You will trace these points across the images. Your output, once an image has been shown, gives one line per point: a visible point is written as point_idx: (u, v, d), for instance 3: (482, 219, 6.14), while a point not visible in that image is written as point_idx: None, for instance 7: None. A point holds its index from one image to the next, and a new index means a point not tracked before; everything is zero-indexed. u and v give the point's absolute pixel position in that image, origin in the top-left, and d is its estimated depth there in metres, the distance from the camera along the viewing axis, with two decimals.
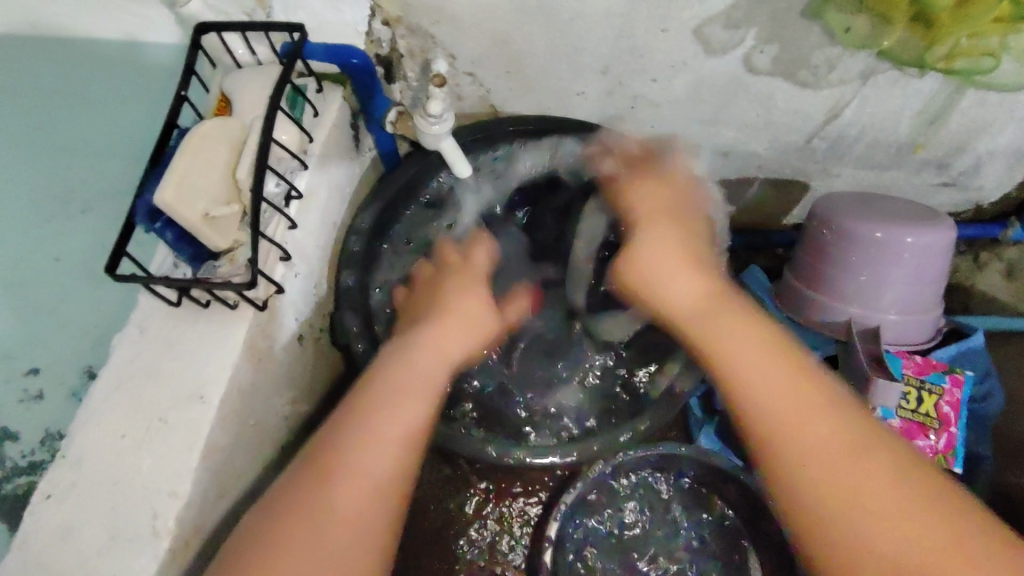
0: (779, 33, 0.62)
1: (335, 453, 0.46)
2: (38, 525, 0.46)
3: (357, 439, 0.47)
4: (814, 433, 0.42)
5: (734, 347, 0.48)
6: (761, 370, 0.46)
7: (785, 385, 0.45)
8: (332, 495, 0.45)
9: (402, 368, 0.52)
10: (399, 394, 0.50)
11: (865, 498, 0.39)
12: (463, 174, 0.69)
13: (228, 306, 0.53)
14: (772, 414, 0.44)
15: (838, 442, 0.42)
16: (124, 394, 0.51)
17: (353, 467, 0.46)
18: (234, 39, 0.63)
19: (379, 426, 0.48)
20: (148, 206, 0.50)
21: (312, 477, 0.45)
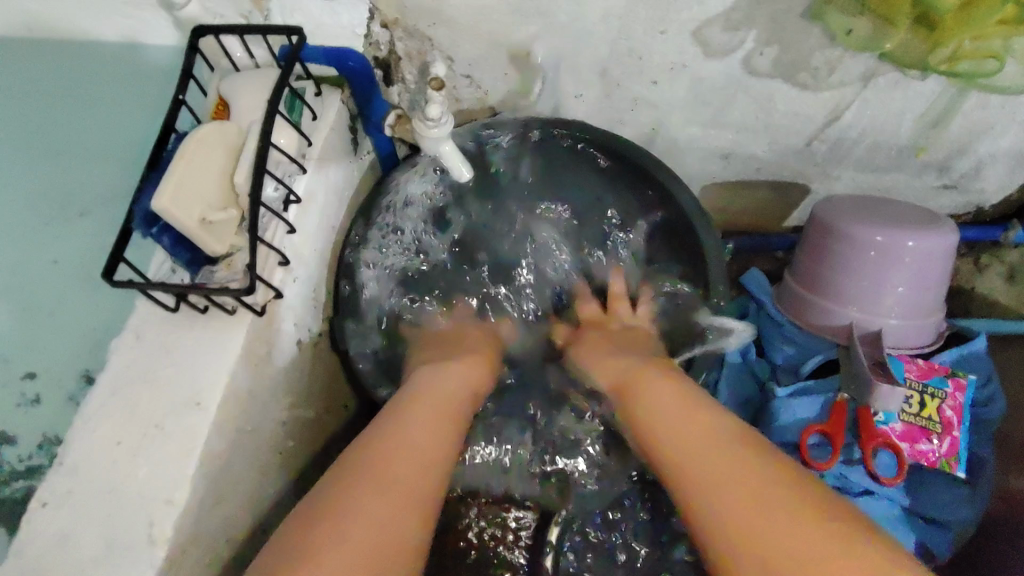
0: (779, 35, 0.62)
1: (359, 474, 0.49)
2: (34, 533, 0.46)
3: (389, 450, 0.51)
4: (718, 471, 0.47)
5: (665, 416, 0.54)
6: (683, 426, 0.52)
7: (703, 436, 0.50)
8: (374, 486, 0.47)
9: (411, 403, 0.57)
10: (420, 417, 0.55)
11: (769, 520, 0.43)
12: (464, 177, 0.69)
13: (226, 312, 0.53)
14: (693, 468, 0.49)
15: (740, 477, 0.46)
16: (120, 401, 0.51)
17: (390, 470, 0.49)
18: (232, 42, 0.62)
19: (403, 442, 0.52)
20: (144, 211, 0.49)
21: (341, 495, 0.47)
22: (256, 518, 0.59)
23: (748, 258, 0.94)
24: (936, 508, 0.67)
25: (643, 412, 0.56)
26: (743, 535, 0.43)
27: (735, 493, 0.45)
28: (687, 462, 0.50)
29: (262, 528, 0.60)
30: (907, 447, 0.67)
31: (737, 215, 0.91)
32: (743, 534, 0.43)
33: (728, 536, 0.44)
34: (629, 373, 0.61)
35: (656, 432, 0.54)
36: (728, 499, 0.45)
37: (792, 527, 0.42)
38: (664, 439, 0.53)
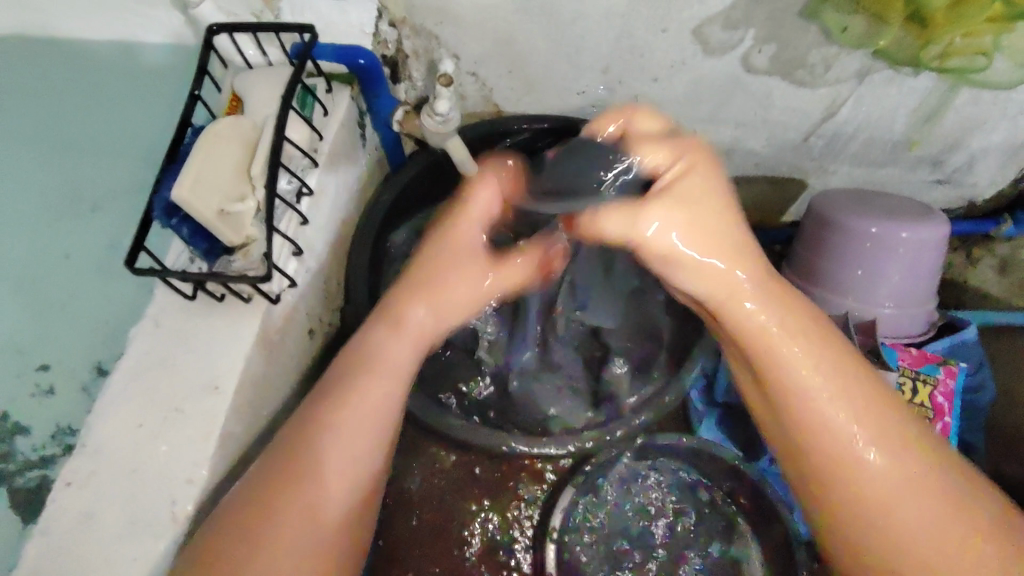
0: (777, 32, 0.64)
1: (327, 446, 0.47)
2: (59, 512, 0.48)
3: (323, 429, 0.47)
4: (891, 471, 0.45)
5: (823, 373, 0.47)
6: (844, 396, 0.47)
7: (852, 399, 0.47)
8: (301, 478, 0.46)
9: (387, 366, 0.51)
10: (366, 381, 0.49)
11: (922, 518, 0.44)
12: (469, 173, 0.70)
13: (242, 299, 0.55)
14: (855, 447, 0.46)
15: (909, 472, 0.45)
16: (141, 385, 0.52)
17: (328, 462, 0.46)
18: (245, 40, 0.64)
19: (352, 420, 0.48)
20: (165, 201, 0.51)
21: (314, 452, 0.47)
22: None
23: None
24: None
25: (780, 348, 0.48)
26: (891, 516, 0.45)
27: (895, 477, 0.45)
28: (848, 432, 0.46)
29: None
30: None
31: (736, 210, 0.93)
32: (882, 515, 0.44)
33: (873, 521, 0.45)
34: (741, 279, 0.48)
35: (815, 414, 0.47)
36: (897, 492, 0.44)
37: (944, 523, 0.44)
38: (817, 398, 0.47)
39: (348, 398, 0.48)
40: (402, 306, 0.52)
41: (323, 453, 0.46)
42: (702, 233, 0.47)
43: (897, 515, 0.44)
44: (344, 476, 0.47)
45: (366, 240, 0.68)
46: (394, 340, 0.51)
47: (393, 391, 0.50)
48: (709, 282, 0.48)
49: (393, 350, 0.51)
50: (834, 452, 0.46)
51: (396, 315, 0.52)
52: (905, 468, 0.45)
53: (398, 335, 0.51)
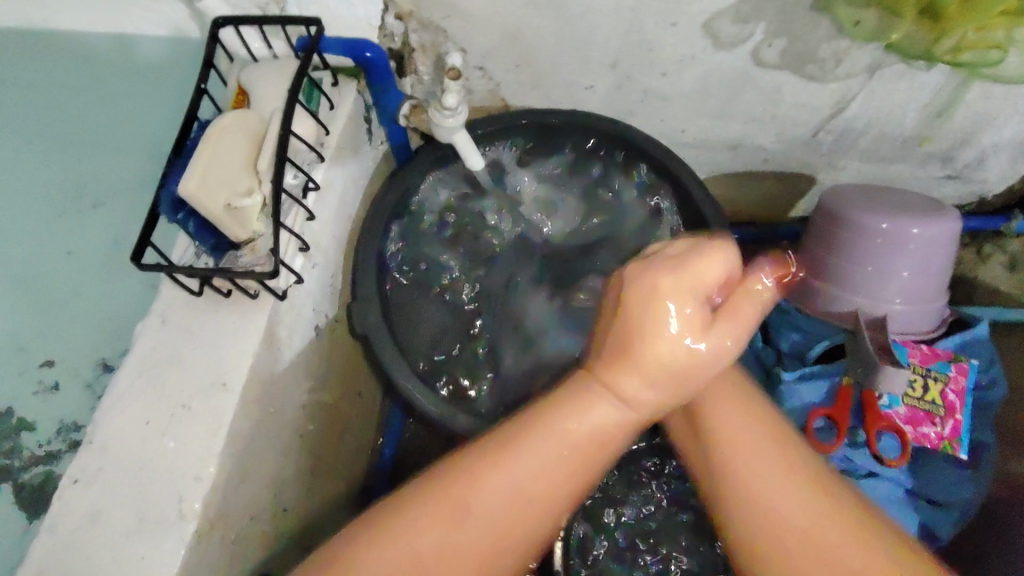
0: (788, 27, 0.63)
1: (474, 492, 0.40)
2: (67, 510, 0.47)
3: (488, 475, 0.40)
4: (762, 470, 0.42)
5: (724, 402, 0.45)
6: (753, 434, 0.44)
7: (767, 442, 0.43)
8: (439, 521, 0.40)
9: (572, 424, 0.41)
10: (553, 445, 0.41)
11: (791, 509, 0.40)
12: (476, 165, 0.70)
13: (249, 295, 0.54)
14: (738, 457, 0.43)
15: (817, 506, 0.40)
16: (148, 382, 0.52)
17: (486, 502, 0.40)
18: (250, 34, 0.64)
19: (524, 473, 0.40)
20: (171, 196, 0.51)
21: (451, 491, 0.40)
22: (277, 500, 0.60)
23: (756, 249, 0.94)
24: (939, 492, 0.69)
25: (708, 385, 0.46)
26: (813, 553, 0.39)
27: (768, 481, 0.41)
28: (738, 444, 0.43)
29: (282, 510, 0.61)
30: (912, 430, 0.69)
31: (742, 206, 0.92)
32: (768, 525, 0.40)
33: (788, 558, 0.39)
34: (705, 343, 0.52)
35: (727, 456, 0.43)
36: (759, 473, 0.42)
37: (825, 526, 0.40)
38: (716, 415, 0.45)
39: (537, 443, 0.41)
40: (613, 348, 0.42)
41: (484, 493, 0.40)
42: None
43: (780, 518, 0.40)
44: (492, 526, 0.40)
45: (372, 234, 0.67)
46: (602, 397, 0.42)
47: (583, 458, 0.41)
48: None
49: (593, 414, 0.41)
50: (723, 466, 0.43)
51: (610, 372, 0.42)
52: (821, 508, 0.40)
53: (604, 391, 0.42)
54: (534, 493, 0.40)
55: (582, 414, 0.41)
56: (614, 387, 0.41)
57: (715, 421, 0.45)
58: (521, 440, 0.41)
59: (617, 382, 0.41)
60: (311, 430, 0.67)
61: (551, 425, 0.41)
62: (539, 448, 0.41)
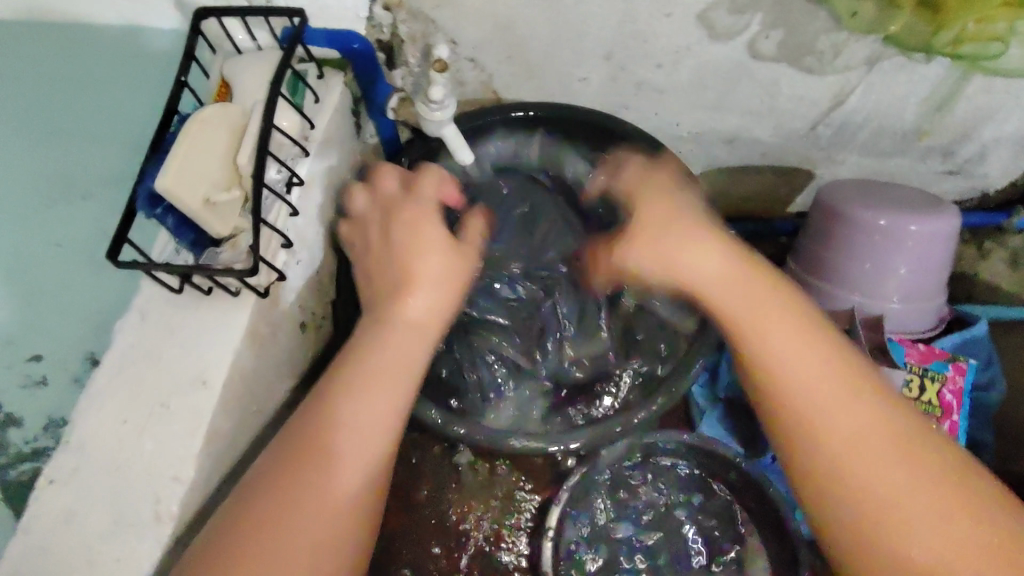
0: (785, 18, 0.61)
1: (325, 454, 0.46)
2: (42, 510, 0.47)
3: (319, 441, 0.47)
4: (857, 435, 0.45)
5: (747, 320, 0.51)
6: (802, 360, 0.49)
7: (823, 372, 0.48)
8: (279, 506, 0.44)
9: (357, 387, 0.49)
10: (381, 352, 0.51)
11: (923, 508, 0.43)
12: (464, 159, 0.69)
13: (230, 293, 0.53)
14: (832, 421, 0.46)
15: (887, 454, 0.44)
16: (125, 380, 0.51)
17: (329, 475, 0.46)
18: (234, 25, 0.63)
19: (352, 427, 0.47)
20: (148, 191, 0.50)
21: (302, 459, 0.46)
22: None
23: (753, 243, 0.94)
24: None
25: (726, 314, 0.52)
26: (870, 486, 0.44)
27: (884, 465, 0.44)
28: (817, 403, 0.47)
29: None
30: None
31: (739, 200, 0.91)
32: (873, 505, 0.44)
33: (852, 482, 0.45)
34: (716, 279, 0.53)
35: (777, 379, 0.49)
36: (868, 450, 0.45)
37: (936, 491, 0.43)
38: (781, 366, 0.49)
39: (347, 396, 0.48)
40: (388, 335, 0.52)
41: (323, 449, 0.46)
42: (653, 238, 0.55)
43: (891, 492, 0.43)
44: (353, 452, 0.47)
45: None
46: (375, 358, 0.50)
47: (408, 359, 0.51)
48: (695, 268, 0.54)
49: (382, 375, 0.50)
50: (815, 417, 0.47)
51: (362, 351, 0.51)
52: (881, 452, 0.45)
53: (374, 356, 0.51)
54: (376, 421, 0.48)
55: (368, 383, 0.49)
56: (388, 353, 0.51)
57: (803, 392, 0.48)
58: (347, 396, 0.48)
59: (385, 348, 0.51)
60: None
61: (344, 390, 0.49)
62: (355, 403, 0.48)
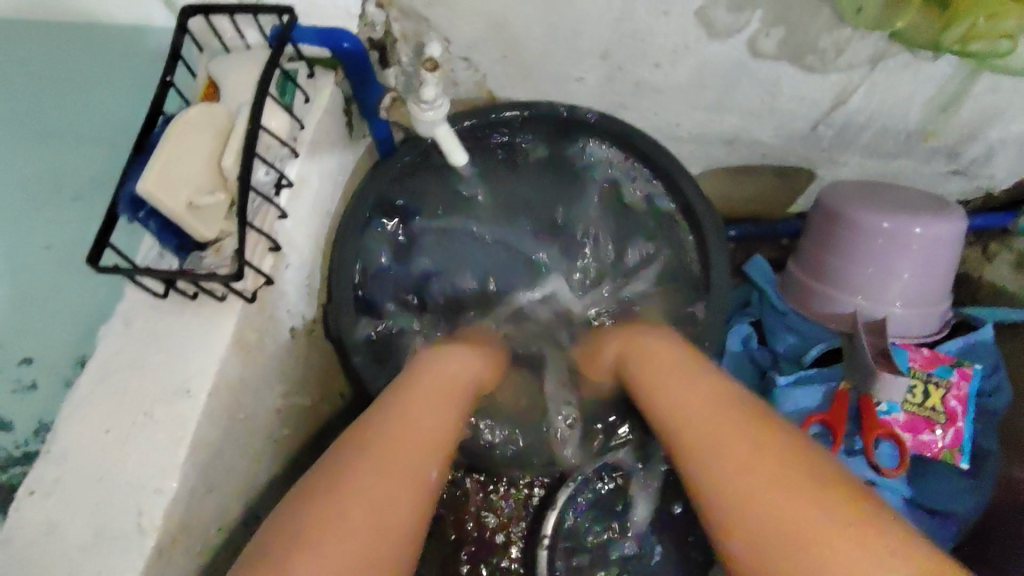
0: (787, 15, 0.60)
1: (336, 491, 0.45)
2: (23, 521, 0.45)
3: (333, 480, 0.46)
4: (758, 462, 0.44)
5: (660, 384, 0.55)
6: (716, 410, 0.49)
7: (734, 413, 0.48)
8: (298, 536, 0.42)
9: (381, 436, 0.50)
10: (403, 414, 0.52)
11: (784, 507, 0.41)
12: (459, 161, 0.68)
13: (215, 298, 0.51)
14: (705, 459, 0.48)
15: (786, 478, 0.43)
16: (109, 388, 0.50)
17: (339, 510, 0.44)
18: (222, 23, 0.61)
19: (373, 469, 0.47)
20: (131, 194, 0.48)
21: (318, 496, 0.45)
22: (252, 508, 0.59)
23: (753, 245, 0.92)
24: (940, 501, 0.69)
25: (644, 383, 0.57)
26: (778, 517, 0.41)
27: (742, 465, 0.44)
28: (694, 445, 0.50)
29: (258, 518, 0.60)
30: (910, 438, 0.66)
31: (739, 201, 0.90)
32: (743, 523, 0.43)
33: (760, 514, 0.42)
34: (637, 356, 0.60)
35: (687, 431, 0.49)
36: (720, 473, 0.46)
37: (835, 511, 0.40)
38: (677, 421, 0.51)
39: (374, 445, 0.49)
40: (409, 407, 0.53)
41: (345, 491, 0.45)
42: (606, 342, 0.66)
43: (770, 507, 0.42)
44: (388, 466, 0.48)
45: (350, 236, 0.65)
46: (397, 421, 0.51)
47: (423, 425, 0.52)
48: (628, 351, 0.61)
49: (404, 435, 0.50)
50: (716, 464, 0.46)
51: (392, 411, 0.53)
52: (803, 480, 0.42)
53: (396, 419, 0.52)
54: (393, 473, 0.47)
55: (390, 435, 0.50)
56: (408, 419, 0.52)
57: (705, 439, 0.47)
58: (371, 446, 0.49)
59: (406, 416, 0.52)
60: (287, 434, 0.65)
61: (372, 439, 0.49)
62: (377, 448, 0.49)
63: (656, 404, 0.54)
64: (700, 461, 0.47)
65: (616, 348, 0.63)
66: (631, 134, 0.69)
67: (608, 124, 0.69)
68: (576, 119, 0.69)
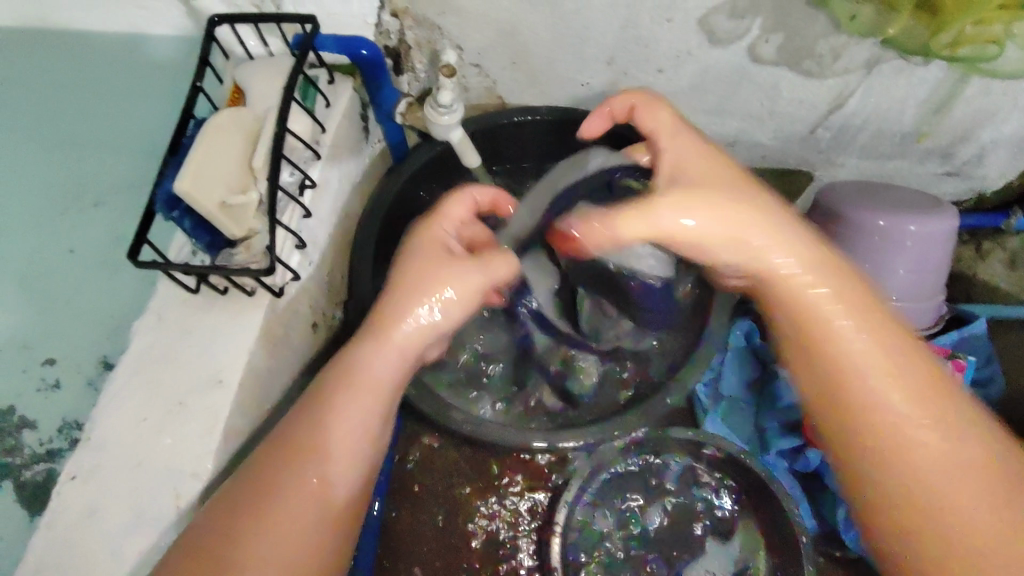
0: (784, 22, 0.63)
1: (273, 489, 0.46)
2: (64, 506, 0.48)
3: (273, 478, 0.46)
4: (939, 446, 0.47)
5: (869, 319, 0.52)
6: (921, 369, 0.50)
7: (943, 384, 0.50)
8: (240, 532, 0.44)
9: (321, 415, 0.48)
10: (352, 380, 0.49)
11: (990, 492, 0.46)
12: (472, 163, 0.70)
13: (246, 293, 0.54)
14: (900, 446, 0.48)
15: (964, 455, 0.47)
16: (144, 379, 0.52)
17: (276, 514, 0.45)
18: (246, 32, 0.64)
19: (303, 463, 0.46)
20: (167, 194, 0.51)
21: (261, 497, 0.45)
22: None
23: None
24: None
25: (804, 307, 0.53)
26: (934, 483, 0.47)
27: (937, 445, 0.47)
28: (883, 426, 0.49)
29: None
30: None
31: None
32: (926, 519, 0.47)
33: (927, 479, 0.47)
34: (725, 235, 0.52)
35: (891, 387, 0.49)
36: (934, 459, 0.47)
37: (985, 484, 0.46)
38: (862, 372, 0.50)
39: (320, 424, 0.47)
40: (346, 371, 0.49)
41: (284, 486, 0.46)
42: (707, 209, 0.52)
43: (949, 480, 0.46)
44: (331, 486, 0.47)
45: (369, 236, 0.68)
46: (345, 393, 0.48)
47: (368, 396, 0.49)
48: (725, 223, 0.52)
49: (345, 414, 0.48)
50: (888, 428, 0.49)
51: (342, 376, 0.49)
52: (964, 465, 0.47)
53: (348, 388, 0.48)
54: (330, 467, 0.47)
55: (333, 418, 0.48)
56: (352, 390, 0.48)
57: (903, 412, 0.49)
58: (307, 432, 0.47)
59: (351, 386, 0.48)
60: None
61: (323, 416, 0.48)
62: (321, 432, 0.47)
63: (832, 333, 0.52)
64: (900, 418, 0.49)
65: (702, 215, 0.52)
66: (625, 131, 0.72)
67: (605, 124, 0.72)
68: (574, 122, 0.72)
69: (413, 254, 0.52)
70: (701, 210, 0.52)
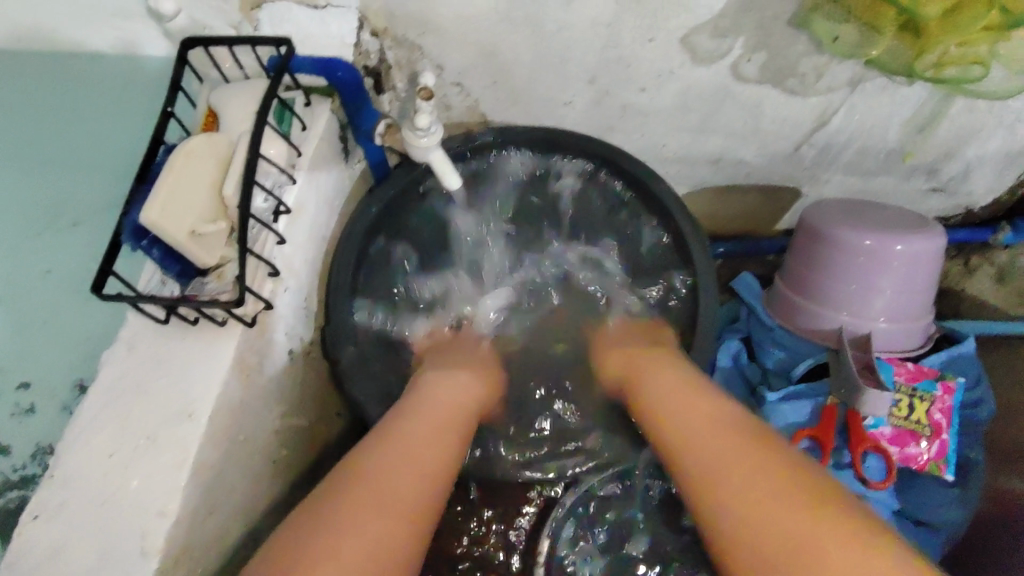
0: (767, 41, 0.62)
1: (357, 479, 0.49)
2: (28, 546, 0.46)
3: (359, 472, 0.49)
4: (756, 486, 0.45)
5: (682, 405, 0.56)
6: (718, 429, 0.51)
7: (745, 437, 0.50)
8: (333, 511, 0.46)
9: (402, 432, 0.54)
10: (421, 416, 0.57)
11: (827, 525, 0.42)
12: (453, 185, 0.69)
13: (216, 323, 0.53)
14: (717, 477, 0.48)
15: (786, 494, 0.44)
16: (112, 412, 0.51)
17: (364, 494, 0.47)
18: (220, 53, 0.63)
19: (388, 461, 0.51)
20: (134, 224, 0.50)
21: (344, 485, 0.48)
22: (252, 529, 0.60)
23: (741, 262, 0.95)
24: (926, 512, 0.70)
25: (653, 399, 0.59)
26: (756, 522, 0.44)
27: (749, 480, 0.46)
28: (711, 470, 0.49)
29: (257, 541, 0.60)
30: (897, 451, 0.68)
31: (727, 219, 0.92)
32: (767, 543, 0.42)
33: (751, 525, 0.44)
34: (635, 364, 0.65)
35: (704, 445, 0.51)
36: (754, 498, 0.45)
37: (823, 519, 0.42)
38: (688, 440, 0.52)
39: (400, 437, 0.54)
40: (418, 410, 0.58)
41: (367, 479, 0.49)
42: (606, 345, 0.72)
43: (760, 514, 0.44)
44: (393, 503, 0.48)
45: (346, 261, 0.67)
46: (418, 421, 0.56)
47: (431, 428, 0.56)
48: (620, 359, 0.68)
49: (416, 435, 0.54)
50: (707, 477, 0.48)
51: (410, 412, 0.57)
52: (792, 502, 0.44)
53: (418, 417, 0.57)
54: (409, 467, 0.51)
55: (409, 435, 0.54)
56: (420, 421, 0.56)
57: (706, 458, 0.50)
58: (389, 442, 0.53)
59: (420, 418, 0.57)
60: (285, 455, 0.66)
61: (401, 434, 0.54)
62: (402, 443, 0.53)
63: (672, 411, 0.56)
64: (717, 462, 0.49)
65: (612, 357, 0.69)
66: (611, 151, 0.71)
67: (590, 144, 0.71)
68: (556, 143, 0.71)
69: (457, 361, 0.69)
70: (614, 354, 0.69)
